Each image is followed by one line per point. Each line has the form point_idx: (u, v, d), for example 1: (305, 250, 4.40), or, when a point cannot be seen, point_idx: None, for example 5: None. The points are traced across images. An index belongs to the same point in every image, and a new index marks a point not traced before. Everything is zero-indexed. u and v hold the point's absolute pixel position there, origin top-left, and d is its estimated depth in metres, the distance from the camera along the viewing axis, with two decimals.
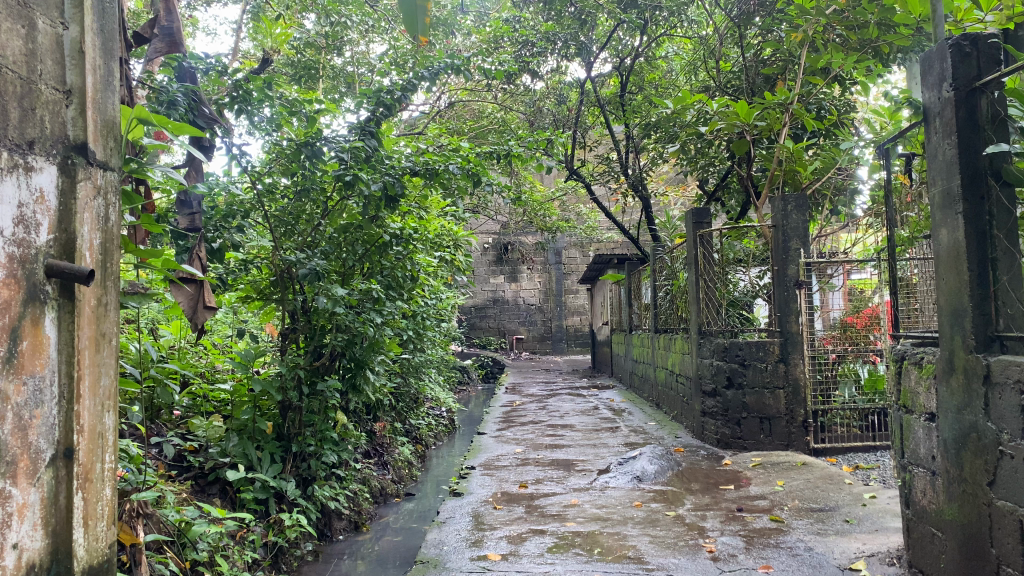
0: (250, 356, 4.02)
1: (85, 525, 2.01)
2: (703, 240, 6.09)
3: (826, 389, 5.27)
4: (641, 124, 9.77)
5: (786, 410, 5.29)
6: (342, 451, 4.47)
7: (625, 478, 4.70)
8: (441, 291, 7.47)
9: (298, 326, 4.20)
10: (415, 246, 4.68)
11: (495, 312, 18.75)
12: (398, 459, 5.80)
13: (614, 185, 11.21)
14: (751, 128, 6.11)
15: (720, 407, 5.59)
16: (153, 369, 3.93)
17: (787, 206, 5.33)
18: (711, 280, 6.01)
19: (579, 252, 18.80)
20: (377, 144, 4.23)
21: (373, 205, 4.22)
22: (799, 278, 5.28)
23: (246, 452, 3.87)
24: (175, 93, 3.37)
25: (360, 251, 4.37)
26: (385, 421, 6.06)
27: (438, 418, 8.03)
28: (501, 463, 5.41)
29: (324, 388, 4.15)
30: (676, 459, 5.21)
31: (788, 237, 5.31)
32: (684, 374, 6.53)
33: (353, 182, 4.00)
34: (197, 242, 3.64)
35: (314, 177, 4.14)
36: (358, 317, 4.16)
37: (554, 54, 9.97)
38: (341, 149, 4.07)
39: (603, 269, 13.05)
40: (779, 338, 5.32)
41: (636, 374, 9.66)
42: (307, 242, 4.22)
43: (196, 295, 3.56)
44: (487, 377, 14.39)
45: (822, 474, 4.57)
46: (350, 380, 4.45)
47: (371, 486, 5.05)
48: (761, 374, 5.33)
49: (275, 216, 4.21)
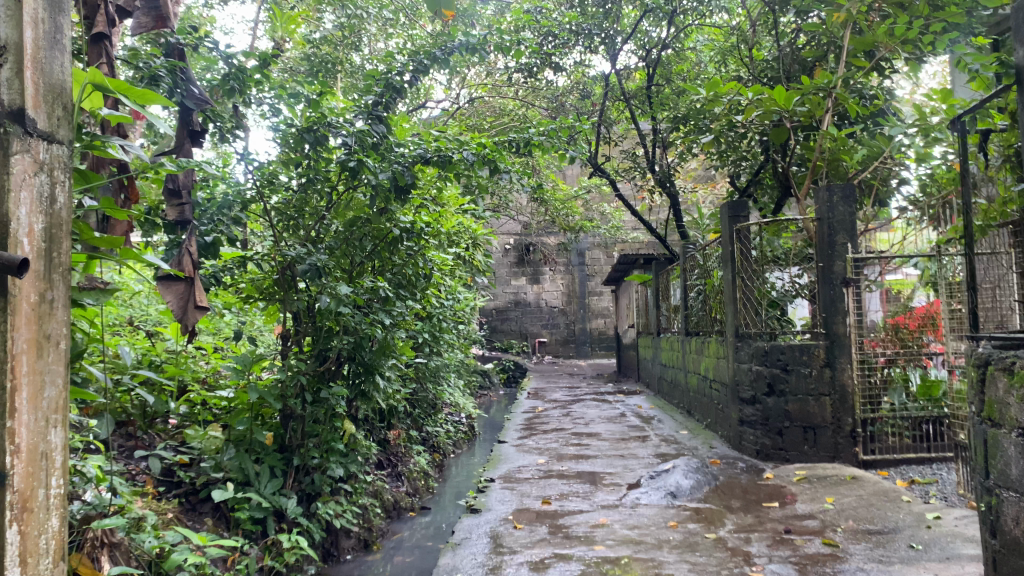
0: (247, 360, 3.66)
1: (22, 565, 1.68)
2: (740, 236, 5.66)
3: (874, 396, 4.86)
4: (670, 117, 9.37)
5: (832, 419, 4.88)
6: (350, 463, 4.12)
7: (658, 494, 4.31)
8: (460, 291, 7.12)
9: (304, 326, 3.84)
10: (428, 241, 4.33)
11: (517, 315, 18.41)
12: (413, 470, 5.44)
13: (640, 183, 10.80)
14: (790, 114, 5.70)
15: (760, 415, 5.19)
16: (126, 378, 3.61)
17: (833, 197, 4.93)
18: (749, 278, 5.57)
19: (603, 252, 18.40)
20: (385, 130, 3.89)
21: (382, 196, 3.86)
22: (847, 275, 4.87)
23: (243, 467, 3.53)
24: (157, 68, 3.15)
25: (369, 247, 4.00)
26: (401, 429, 5.71)
27: (458, 425, 7.67)
28: (522, 475, 5.02)
29: (329, 396, 3.79)
30: (712, 472, 4.81)
31: (834, 231, 4.89)
32: (719, 380, 6.12)
33: (358, 170, 3.65)
34: (188, 236, 3.31)
35: (319, 165, 3.80)
36: (367, 318, 3.82)
37: (579, 46, 9.60)
38: (347, 133, 3.71)
39: (627, 270, 12.64)
40: (824, 341, 4.93)
41: (665, 378, 9.25)
42: (311, 236, 3.86)
43: (187, 294, 3.24)
44: (509, 382, 14.02)
45: (876, 489, 4.14)
46: (358, 387, 4.06)
47: (383, 500, 4.72)
48: (805, 380, 4.94)
49: (274, 207, 3.86)
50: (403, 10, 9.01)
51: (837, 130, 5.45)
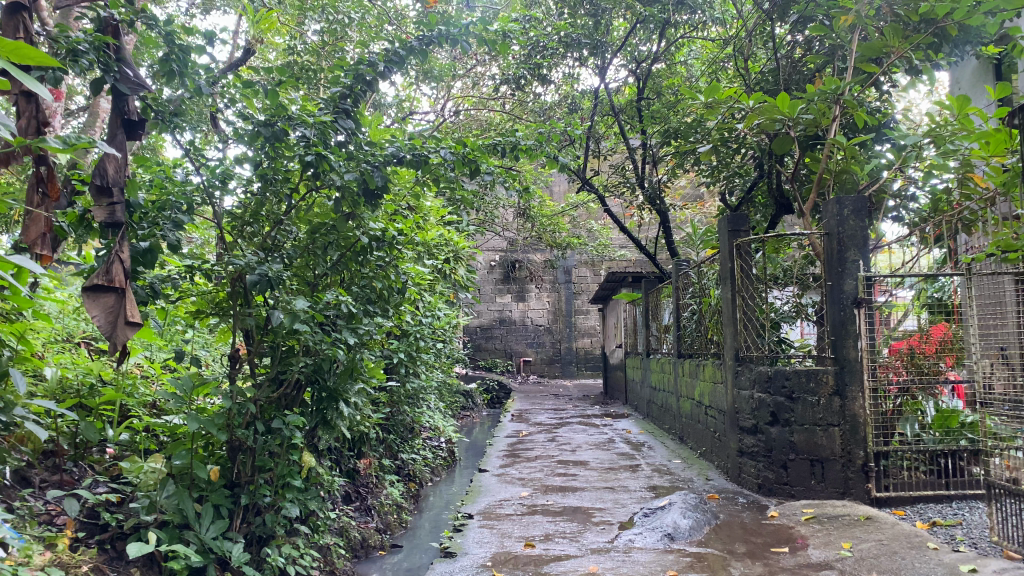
0: (188, 385, 3.17)
1: None
2: (740, 251, 5.22)
3: (887, 427, 4.44)
4: (661, 131, 9.02)
5: (842, 452, 4.47)
6: (309, 500, 3.66)
7: (654, 537, 3.86)
8: (440, 309, 6.68)
9: (255, 345, 3.36)
10: (402, 252, 3.89)
11: (502, 333, 17.98)
12: (384, 503, 4.99)
13: (629, 199, 10.43)
14: (794, 123, 5.31)
15: (762, 446, 4.78)
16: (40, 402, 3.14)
17: (843, 210, 4.56)
18: (750, 297, 5.16)
19: (590, 270, 18.01)
20: (353, 126, 3.44)
21: (347, 200, 3.40)
22: (858, 295, 4.47)
23: (182, 507, 3.03)
24: (78, 42, 2.69)
25: (333, 256, 3.52)
26: (372, 457, 5.26)
27: (437, 451, 7.21)
28: (503, 512, 4.56)
29: (282, 424, 3.33)
30: (712, 509, 4.37)
31: (845, 247, 4.52)
32: (717, 406, 5.69)
33: (318, 165, 3.19)
34: (118, 240, 2.90)
35: (277, 163, 3.36)
36: (328, 337, 3.37)
37: (568, 57, 9.24)
38: (305, 124, 3.24)
39: (616, 288, 12.24)
40: (833, 367, 4.54)
41: (655, 402, 8.83)
42: (265, 243, 3.40)
43: (117, 307, 2.83)
44: (492, 403, 13.59)
45: (897, 533, 3.72)
46: (320, 415, 3.60)
47: (349, 539, 4.26)
48: (812, 409, 4.54)
49: (222, 211, 3.40)
50: (385, 17, 8.63)
51: (844, 139, 5.07)
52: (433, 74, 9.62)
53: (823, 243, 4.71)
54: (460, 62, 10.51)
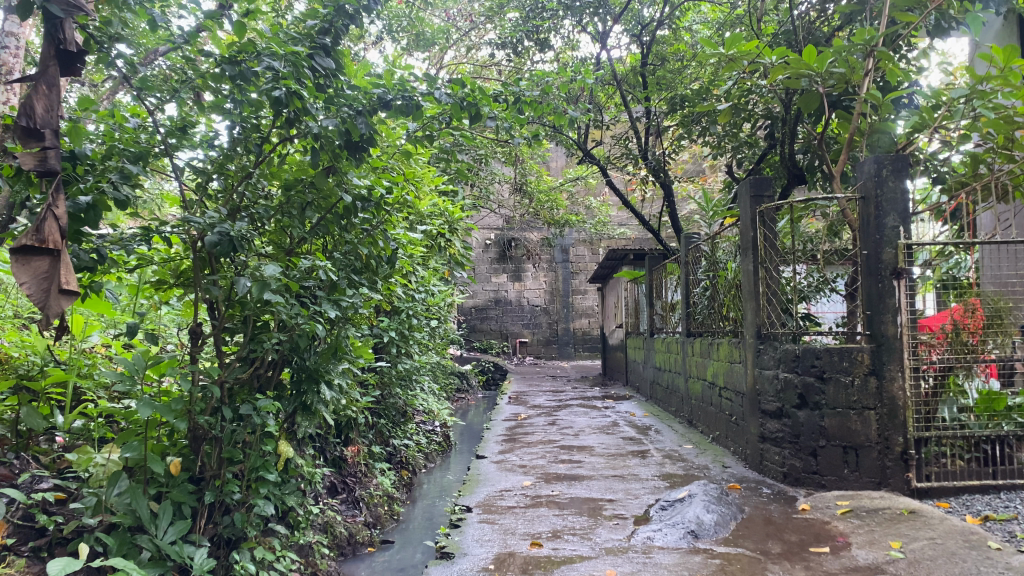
0: (141, 364, 2.65)
1: None
2: (763, 218, 4.79)
3: (929, 410, 4.02)
4: (666, 99, 8.53)
5: (878, 438, 4.05)
6: (286, 495, 3.23)
7: (676, 534, 3.44)
8: (434, 285, 6.23)
9: (220, 318, 2.88)
10: (391, 214, 3.43)
11: (497, 313, 17.57)
12: (374, 495, 4.55)
13: (632, 172, 9.95)
14: (823, 78, 4.85)
15: (788, 432, 4.38)
16: None
17: (882, 170, 4.11)
18: (774, 269, 4.72)
19: (588, 249, 17.58)
20: (334, 64, 2.96)
21: (327, 151, 3.00)
22: (898, 265, 4.04)
23: (134, 508, 2.60)
24: None
25: (312, 220, 3.09)
26: (361, 444, 4.83)
27: (431, 435, 6.78)
28: (505, 504, 4.14)
29: (255, 410, 2.88)
30: (735, 502, 3.96)
31: (883, 211, 4.09)
32: (734, 388, 5.28)
33: (287, 102, 2.72)
34: (52, 193, 2.43)
35: (247, 107, 2.90)
36: (305, 310, 2.91)
37: (568, 21, 8.74)
38: (272, 57, 2.75)
39: (616, 265, 11.79)
40: (870, 345, 4.10)
41: (660, 383, 8.43)
42: (231, 202, 2.93)
43: (50, 273, 2.39)
44: (487, 385, 13.36)
45: (952, 530, 3.31)
46: (299, 399, 3.16)
47: (334, 536, 3.83)
48: (845, 391, 4.10)
49: (186, 165, 2.93)
50: None
51: (878, 95, 4.63)
52: (426, 39, 9.13)
53: (858, 208, 4.28)
54: (455, 29, 10.00)
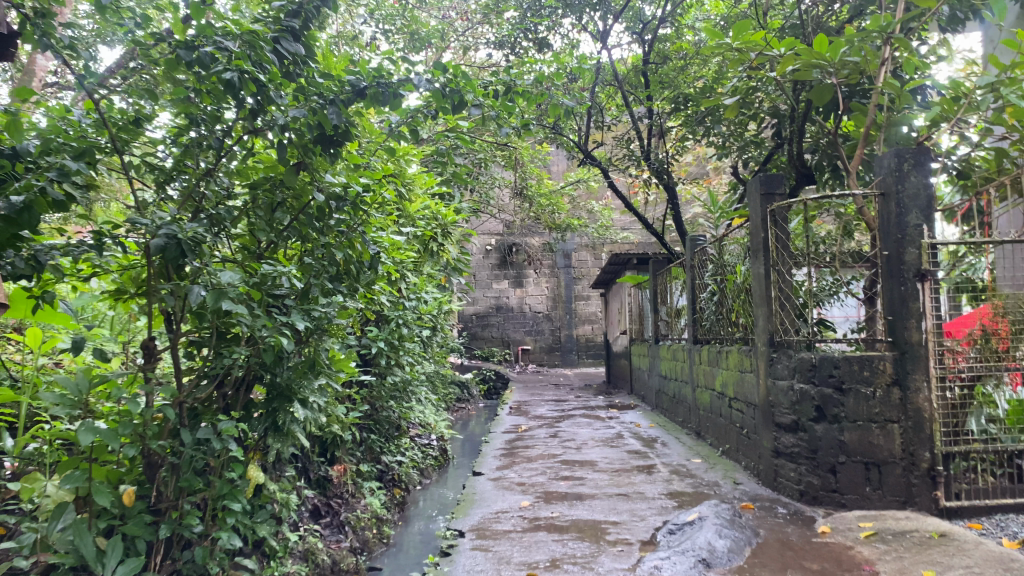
0: (84, 386, 2.37)
1: None
2: (775, 218, 4.50)
3: (958, 423, 3.71)
4: (668, 98, 8.26)
5: (903, 453, 3.74)
6: (257, 525, 2.93)
7: (687, 563, 3.12)
8: (428, 292, 5.95)
9: (176, 330, 2.60)
10: (371, 215, 3.14)
11: (499, 320, 17.27)
12: (362, 518, 4.25)
13: (635, 175, 9.67)
14: (837, 68, 4.57)
15: (805, 447, 4.08)
16: None
17: (903, 163, 3.82)
18: (786, 272, 4.43)
19: (591, 254, 17.29)
20: (302, 48, 2.68)
21: (297, 146, 2.72)
22: (922, 266, 3.74)
23: (76, 546, 2.31)
24: None
25: (282, 222, 2.81)
26: (349, 462, 4.54)
27: (427, 449, 6.49)
28: (500, 528, 3.84)
29: (217, 434, 2.58)
30: (749, 524, 3.66)
31: (904, 208, 3.80)
32: (745, 399, 4.97)
33: (242, 88, 2.42)
34: None
35: (206, 98, 2.62)
36: (270, 322, 2.62)
37: (567, 20, 8.47)
38: (227, 37, 2.47)
39: (619, 270, 11.50)
40: (893, 353, 3.80)
41: (666, 392, 8.14)
42: (190, 202, 2.65)
43: None
44: (490, 394, 13.07)
45: (991, 557, 3.00)
46: (268, 421, 2.87)
47: (316, 566, 3.53)
48: (866, 403, 3.80)
49: (142, 161, 2.66)
50: None
51: (895, 85, 4.35)
52: (421, 39, 8.84)
53: (876, 205, 3.99)
54: (452, 30, 9.73)
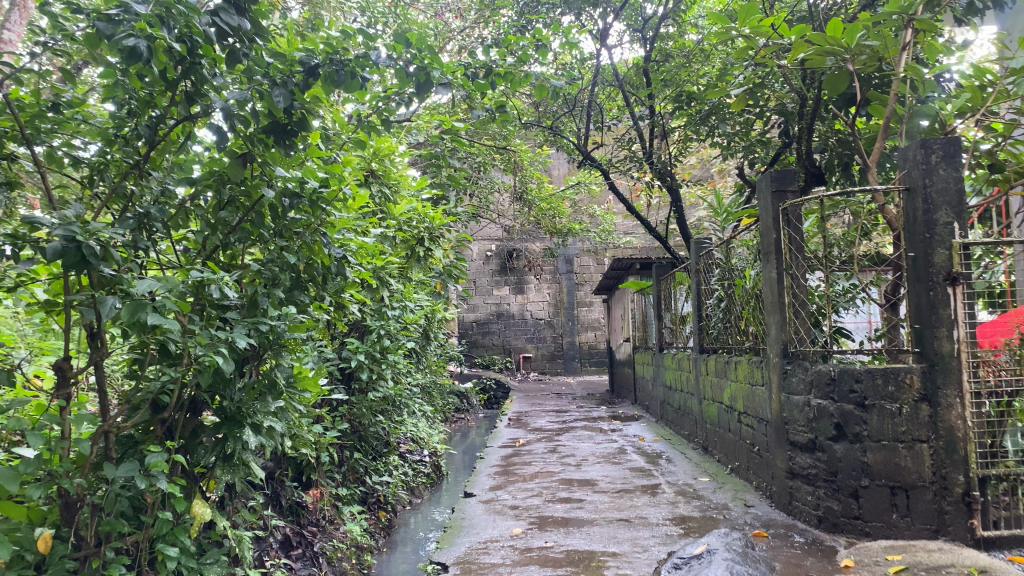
0: None
1: None
2: (787, 217, 4.13)
3: (996, 443, 3.33)
4: (671, 97, 7.90)
5: (933, 477, 3.37)
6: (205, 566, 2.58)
7: None
8: (417, 301, 5.59)
9: (100, 349, 2.24)
10: (335, 216, 2.79)
11: (500, 328, 16.89)
12: (339, 547, 3.88)
13: (637, 177, 9.31)
14: (854, 55, 4.20)
15: (823, 468, 3.71)
16: None
17: (931, 155, 3.45)
18: (801, 277, 4.07)
19: (593, 259, 16.93)
20: (245, 23, 2.33)
21: (241, 135, 2.38)
22: (953, 268, 3.37)
23: None
24: None
25: (229, 223, 2.46)
26: (327, 486, 4.17)
27: (418, 467, 6.12)
28: (488, 561, 3.47)
29: (145, 469, 2.22)
30: (763, 557, 3.29)
31: (932, 205, 3.44)
32: (756, 413, 4.60)
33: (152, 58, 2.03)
34: None
35: (133, 81, 2.27)
36: (208, 338, 2.27)
37: (566, 16, 8.11)
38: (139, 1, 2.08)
39: (621, 275, 11.13)
40: (921, 365, 3.43)
41: (671, 403, 7.77)
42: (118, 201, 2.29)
43: None
44: (490, 404, 12.70)
45: None
46: (215, 450, 2.51)
47: None
48: (891, 421, 3.44)
49: (64, 155, 2.32)
50: None
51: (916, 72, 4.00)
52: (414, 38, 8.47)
53: (900, 202, 3.62)
54: (448, 30, 9.39)
